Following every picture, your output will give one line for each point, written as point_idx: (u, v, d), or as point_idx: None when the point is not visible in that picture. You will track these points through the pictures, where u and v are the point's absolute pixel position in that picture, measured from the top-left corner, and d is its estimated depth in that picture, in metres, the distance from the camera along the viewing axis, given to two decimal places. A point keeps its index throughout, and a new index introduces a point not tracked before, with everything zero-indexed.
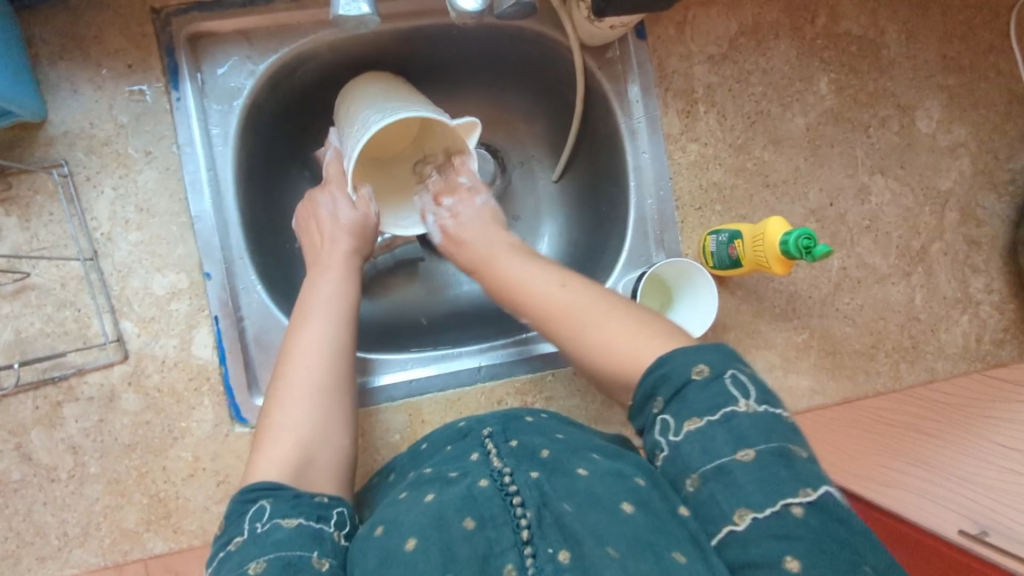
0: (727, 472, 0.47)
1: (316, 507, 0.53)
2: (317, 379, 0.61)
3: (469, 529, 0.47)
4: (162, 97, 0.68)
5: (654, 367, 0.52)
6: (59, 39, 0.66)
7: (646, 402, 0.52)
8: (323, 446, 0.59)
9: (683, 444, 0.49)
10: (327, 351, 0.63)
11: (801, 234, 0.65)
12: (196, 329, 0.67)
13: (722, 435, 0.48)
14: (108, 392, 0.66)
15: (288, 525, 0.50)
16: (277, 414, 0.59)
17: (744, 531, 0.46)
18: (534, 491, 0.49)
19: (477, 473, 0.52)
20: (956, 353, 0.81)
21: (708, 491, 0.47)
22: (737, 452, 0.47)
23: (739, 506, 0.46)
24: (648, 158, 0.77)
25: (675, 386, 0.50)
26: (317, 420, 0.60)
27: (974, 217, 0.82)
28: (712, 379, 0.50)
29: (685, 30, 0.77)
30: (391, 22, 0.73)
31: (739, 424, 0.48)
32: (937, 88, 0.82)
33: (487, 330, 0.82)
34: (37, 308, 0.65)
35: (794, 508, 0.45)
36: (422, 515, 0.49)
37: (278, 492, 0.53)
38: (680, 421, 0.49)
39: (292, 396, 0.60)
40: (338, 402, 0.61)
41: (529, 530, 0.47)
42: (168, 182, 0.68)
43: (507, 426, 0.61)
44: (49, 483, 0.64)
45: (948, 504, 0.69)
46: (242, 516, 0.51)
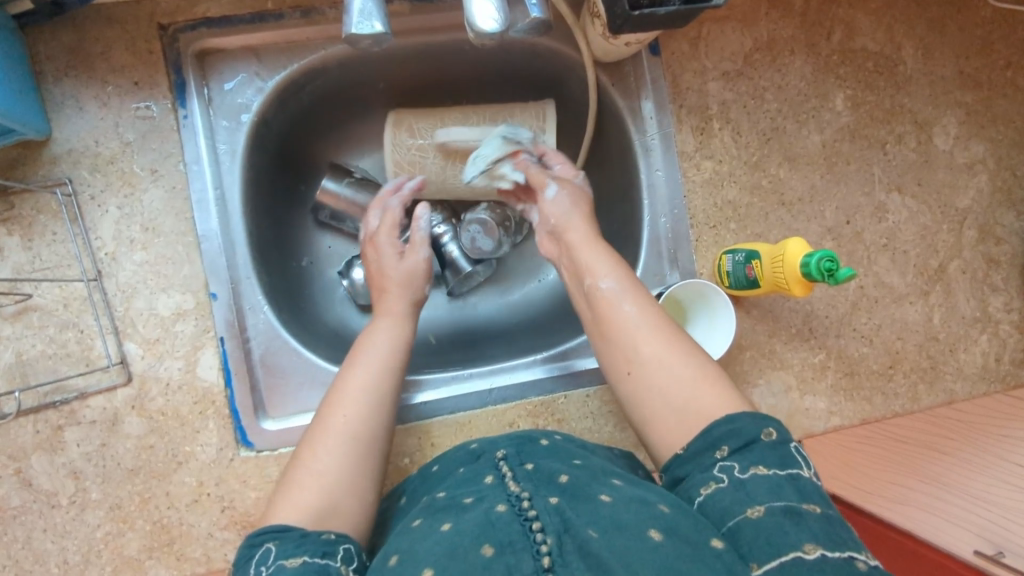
0: (796, 512, 0.48)
1: (322, 545, 0.51)
2: (354, 428, 0.59)
3: (488, 555, 0.45)
4: (168, 114, 0.66)
5: (721, 420, 0.54)
6: (65, 56, 0.65)
7: (707, 449, 0.53)
8: (348, 496, 0.56)
9: (751, 482, 0.50)
10: (373, 403, 0.61)
11: (823, 256, 0.63)
12: (201, 350, 0.66)
13: (791, 486, 0.49)
14: (111, 415, 0.64)
15: (291, 565, 0.48)
16: (314, 457, 0.57)
17: (814, 562, 0.45)
18: (555, 517, 0.48)
19: (493, 499, 0.51)
20: (975, 374, 0.79)
21: (776, 522, 0.47)
22: (805, 502, 0.48)
23: (811, 541, 0.46)
24: (662, 175, 0.76)
25: (744, 441, 0.52)
26: (345, 471, 0.56)
27: (993, 234, 0.81)
28: (780, 442, 0.52)
29: (699, 46, 0.76)
30: (403, 37, 0.71)
31: (804, 483, 0.50)
32: (955, 104, 0.80)
33: (497, 350, 0.81)
34: (39, 329, 0.64)
35: (859, 561, 0.46)
36: (440, 544, 0.47)
37: (284, 534, 0.51)
38: (748, 464, 0.51)
39: (326, 442, 0.58)
40: (371, 459, 0.58)
41: (550, 557, 0.45)
42: (174, 201, 0.66)
43: (521, 449, 0.60)
44: (50, 509, 0.63)
45: (958, 522, 0.73)
46: (249, 561, 0.50)
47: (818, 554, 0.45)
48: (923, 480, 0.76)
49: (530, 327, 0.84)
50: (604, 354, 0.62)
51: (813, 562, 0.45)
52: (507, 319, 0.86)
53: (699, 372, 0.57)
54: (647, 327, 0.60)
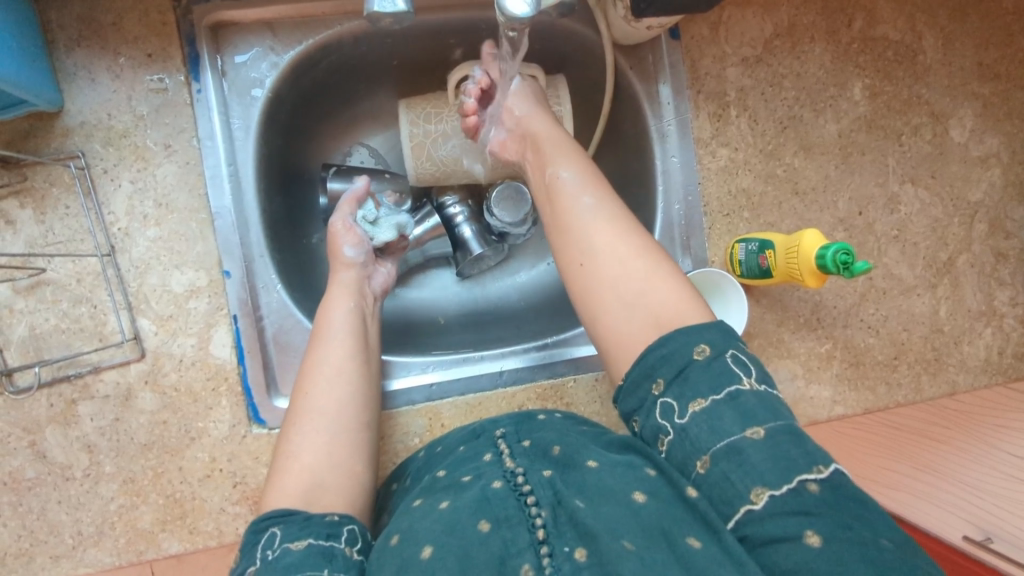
0: (738, 451, 0.47)
1: (327, 526, 0.52)
2: (323, 405, 0.60)
3: (484, 530, 0.47)
4: (182, 88, 0.65)
5: (656, 345, 0.52)
6: (77, 25, 0.63)
7: (643, 381, 0.52)
8: (332, 472, 0.57)
9: (690, 425, 0.49)
10: (337, 381, 0.62)
11: (839, 249, 0.64)
12: (215, 328, 0.66)
13: (729, 414, 0.48)
14: (125, 390, 0.65)
15: (297, 547, 0.49)
16: (288, 438, 0.59)
17: (762, 510, 0.45)
18: (548, 490, 0.50)
19: (490, 475, 0.52)
20: (978, 366, 0.80)
21: (721, 472, 0.47)
22: (746, 430, 0.47)
23: (757, 484, 0.46)
24: (677, 162, 0.76)
25: (677, 368, 0.50)
26: (324, 449, 0.58)
27: (1003, 228, 0.81)
28: (715, 358, 0.50)
29: (719, 32, 0.75)
30: (421, 14, 0.70)
31: (745, 402, 0.48)
32: (972, 96, 0.80)
33: (506, 332, 0.82)
34: (52, 303, 0.64)
35: (810, 484, 0.45)
36: (438, 521, 0.48)
37: (289, 518, 0.52)
38: (684, 403, 0.49)
39: (298, 422, 0.59)
40: (346, 431, 0.60)
41: (544, 529, 0.46)
42: (188, 176, 0.66)
43: (521, 426, 0.61)
44: (64, 481, 0.63)
45: (950, 509, 0.70)
46: (254, 546, 0.51)
47: (767, 496, 0.45)
48: (918, 467, 0.74)
49: (539, 309, 0.85)
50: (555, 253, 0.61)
51: (762, 511, 0.45)
52: (516, 301, 0.86)
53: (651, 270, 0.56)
54: (597, 218, 0.59)
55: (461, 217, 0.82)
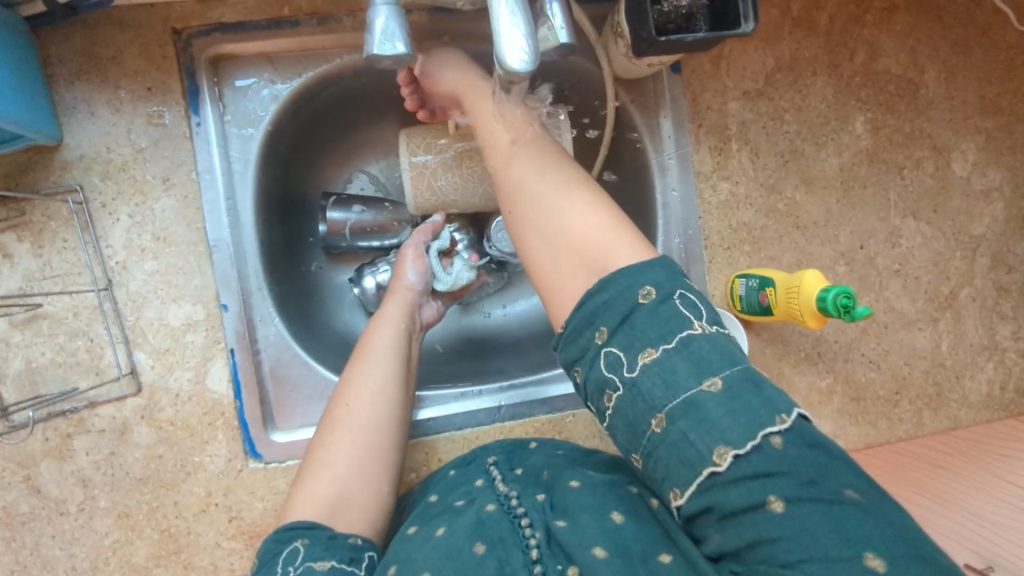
0: (697, 406, 0.44)
1: (349, 549, 0.53)
2: (362, 417, 0.61)
3: (480, 552, 0.49)
4: (182, 121, 0.65)
5: (595, 291, 0.49)
6: (77, 59, 0.63)
7: (587, 330, 0.48)
8: (360, 488, 0.59)
9: (641, 379, 0.46)
10: (379, 396, 0.62)
11: (840, 292, 0.64)
12: (212, 362, 0.66)
13: (682, 364, 0.45)
14: (120, 425, 0.64)
15: (320, 568, 0.50)
16: (321, 448, 0.60)
17: (726, 471, 0.43)
18: (541, 513, 0.52)
19: (484, 499, 0.54)
20: (979, 402, 0.80)
21: (679, 431, 0.44)
22: (701, 382, 0.44)
23: (719, 444, 0.43)
24: (677, 196, 0.75)
25: (621, 316, 0.47)
26: (357, 461, 0.59)
27: (1005, 263, 0.81)
28: (661, 302, 0.47)
29: (721, 65, 0.75)
30: (421, 48, 0.70)
31: (697, 348, 0.45)
32: (974, 129, 0.79)
33: (505, 362, 0.82)
34: (49, 337, 0.63)
35: (774, 438, 0.43)
36: (435, 548, 0.50)
37: (313, 534, 0.53)
38: (633, 354, 0.46)
39: (335, 432, 0.60)
40: (381, 446, 0.61)
41: (538, 549, 0.49)
42: (186, 210, 0.65)
43: (512, 454, 0.63)
44: (58, 516, 0.63)
45: (952, 536, 0.67)
46: (275, 556, 0.52)
47: (730, 457, 0.43)
48: (921, 494, 0.71)
49: (539, 339, 0.84)
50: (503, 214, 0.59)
51: (726, 475, 0.43)
52: (515, 330, 0.86)
53: (575, 201, 0.54)
54: (532, 169, 0.57)
55: (462, 245, 0.80)
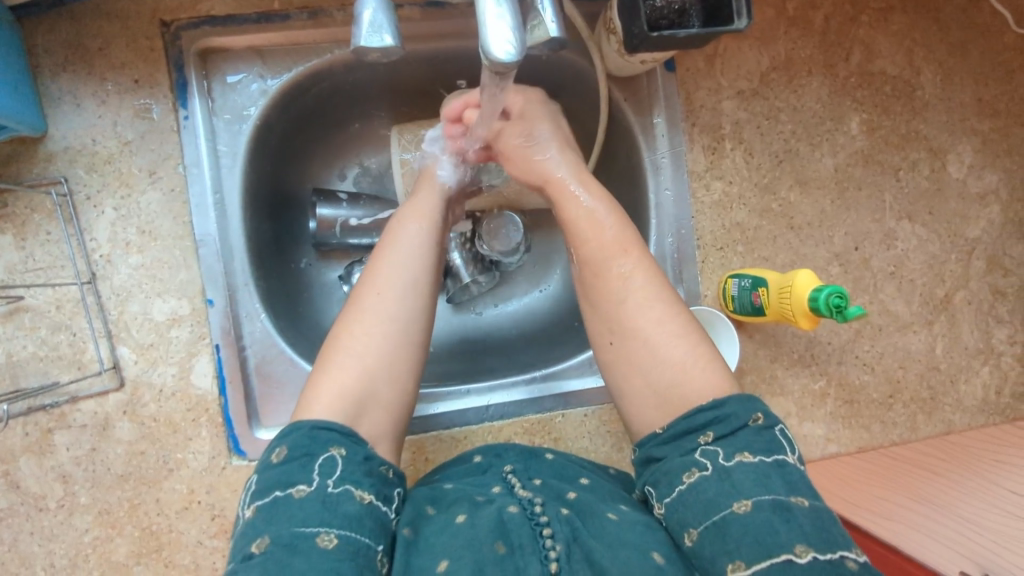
0: (786, 508, 0.48)
1: (382, 484, 0.53)
2: (389, 311, 0.58)
3: (500, 553, 0.48)
4: (169, 114, 0.64)
5: (707, 407, 0.53)
6: (64, 50, 0.63)
7: (692, 429, 0.53)
8: (387, 382, 0.56)
9: (734, 471, 0.50)
10: (410, 291, 0.59)
11: (832, 292, 0.63)
12: (196, 357, 0.65)
13: (777, 476, 0.50)
14: (102, 420, 0.63)
15: (358, 499, 0.50)
16: (347, 338, 0.56)
17: (803, 564, 0.45)
18: (565, 525, 0.50)
19: (504, 501, 0.53)
20: (974, 406, 0.79)
21: (764, 518, 0.47)
22: (793, 495, 0.49)
23: (802, 541, 0.46)
24: (670, 195, 0.75)
25: (731, 427, 0.52)
26: (388, 356, 0.56)
27: (1001, 266, 0.80)
28: (766, 429, 0.53)
29: (715, 64, 0.74)
30: (412, 43, 0.69)
31: (790, 473, 0.50)
32: (971, 132, 0.79)
33: (496, 361, 0.81)
34: (31, 331, 0.63)
35: (849, 561, 0.46)
36: (456, 538, 0.50)
37: (353, 447, 0.52)
38: (733, 451, 0.51)
39: (365, 322, 0.57)
40: (411, 343, 0.58)
41: (558, 563, 0.47)
42: (172, 204, 0.65)
43: (528, 465, 0.61)
44: (37, 512, 0.62)
45: (945, 542, 0.68)
46: (310, 462, 0.51)
47: (809, 556, 0.46)
48: (913, 498, 0.72)
49: (530, 338, 0.83)
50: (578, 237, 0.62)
51: (802, 565, 0.45)
52: (506, 330, 0.85)
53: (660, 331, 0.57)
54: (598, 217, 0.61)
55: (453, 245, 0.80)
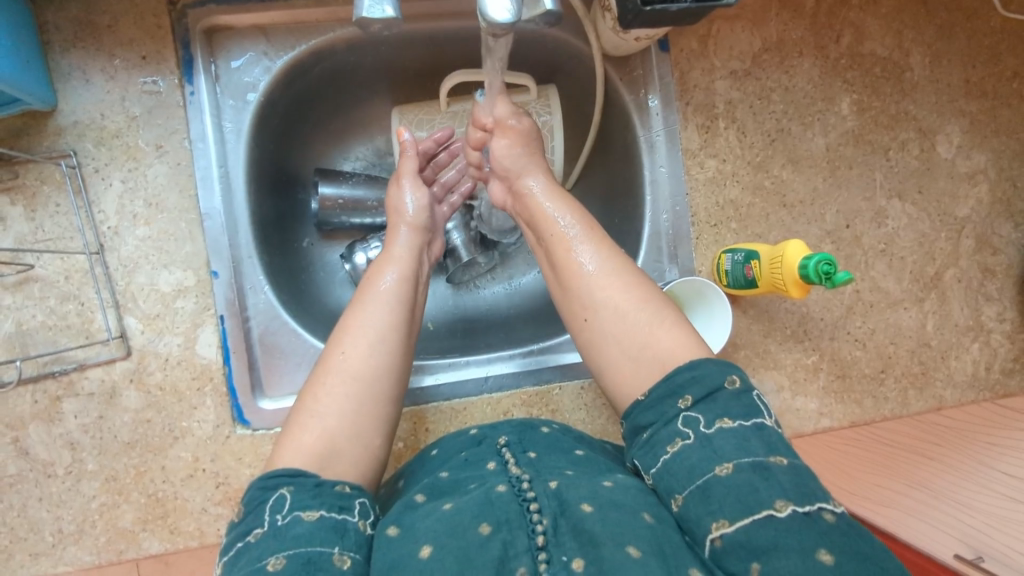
0: (765, 468, 0.49)
1: (337, 498, 0.51)
2: (357, 368, 0.58)
3: (484, 533, 0.48)
4: (176, 90, 0.66)
5: (684, 367, 0.55)
6: (74, 26, 0.65)
7: (669, 396, 0.54)
8: (350, 441, 0.56)
9: (716, 437, 0.51)
10: (375, 347, 0.59)
11: (821, 259, 0.65)
12: (201, 328, 0.66)
13: (756, 440, 0.51)
14: (109, 388, 0.65)
15: (308, 519, 0.49)
16: (309, 398, 0.57)
17: (784, 518, 0.47)
18: (552, 499, 0.51)
19: (494, 481, 0.54)
20: (964, 381, 0.80)
21: (747, 479, 0.49)
22: (771, 456, 0.50)
23: (782, 496, 0.48)
24: (665, 172, 0.76)
25: (709, 391, 0.53)
26: (350, 414, 0.56)
27: (990, 245, 0.82)
28: (742, 391, 0.53)
29: (709, 45, 0.76)
30: (413, 22, 0.71)
31: (769, 434, 0.52)
32: (959, 112, 0.81)
33: (494, 337, 0.82)
34: (40, 300, 0.64)
35: (827, 513, 0.48)
36: (440, 521, 0.50)
37: (298, 480, 0.51)
38: (714, 417, 0.52)
39: (328, 381, 0.57)
40: (375, 401, 0.58)
41: (544, 536, 0.48)
42: (178, 177, 0.66)
43: (522, 436, 0.61)
44: (46, 478, 0.63)
45: (941, 527, 0.67)
46: (262, 504, 0.50)
47: (790, 509, 0.47)
48: (909, 485, 0.72)
49: (528, 316, 0.85)
50: (553, 260, 0.64)
51: (784, 519, 0.47)
52: (505, 308, 0.87)
53: (630, 299, 0.59)
54: (600, 274, 0.61)
55: (451, 225, 0.82)
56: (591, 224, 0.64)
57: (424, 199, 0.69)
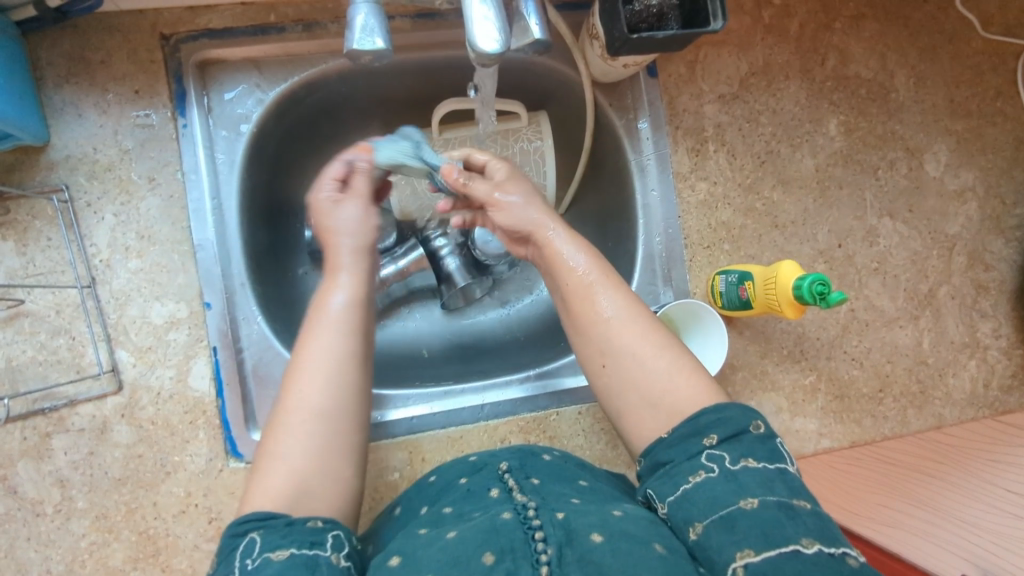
0: (791, 507, 0.49)
1: (309, 533, 0.51)
2: (317, 403, 0.56)
3: (488, 564, 0.46)
4: (168, 123, 0.67)
5: (710, 409, 0.55)
6: (67, 62, 0.65)
7: (696, 434, 0.54)
8: (321, 478, 0.55)
9: (741, 474, 0.51)
10: (333, 377, 0.57)
11: (815, 280, 0.64)
12: (194, 360, 0.66)
13: (781, 482, 0.51)
14: (100, 424, 0.64)
15: (278, 559, 0.48)
16: (275, 441, 0.55)
17: (811, 555, 0.46)
18: (558, 528, 0.49)
19: (499, 509, 0.52)
20: (964, 399, 0.80)
21: (775, 515, 0.48)
22: (796, 497, 0.50)
23: (808, 535, 0.47)
24: (656, 196, 0.77)
25: (733, 430, 0.53)
26: (316, 455, 0.55)
27: (982, 261, 0.82)
28: (768, 437, 0.54)
29: (696, 70, 0.77)
30: (403, 52, 0.71)
31: (793, 479, 0.52)
32: (946, 131, 0.82)
33: (490, 363, 0.81)
34: (30, 335, 0.64)
35: (851, 559, 0.47)
36: (447, 551, 0.48)
37: (268, 522, 0.50)
38: (738, 456, 0.52)
39: (288, 423, 0.55)
40: (339, 434, 0.56)
41: (549, 566, 0.46)
42: (171, 210, 0.66)
43: (524, 462, 0.61)
44: (34, 517, 0.62)
45: (949, 546, 0.78)
46: (232, 552, 0.49)
47: (815, 548, 0.47)
48: (916, 504, 0.81)
49: (523, 341, 0.84)
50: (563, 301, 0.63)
51: (811, 556, 0.46)
52: (499, 333, 0.86)
53: (654, 350, 0.58)
54: (624, 324, 0.60)
55: (446, 250, 0.83)
56: (602, 264, 0.63)
57: (370, 216, 0.66)
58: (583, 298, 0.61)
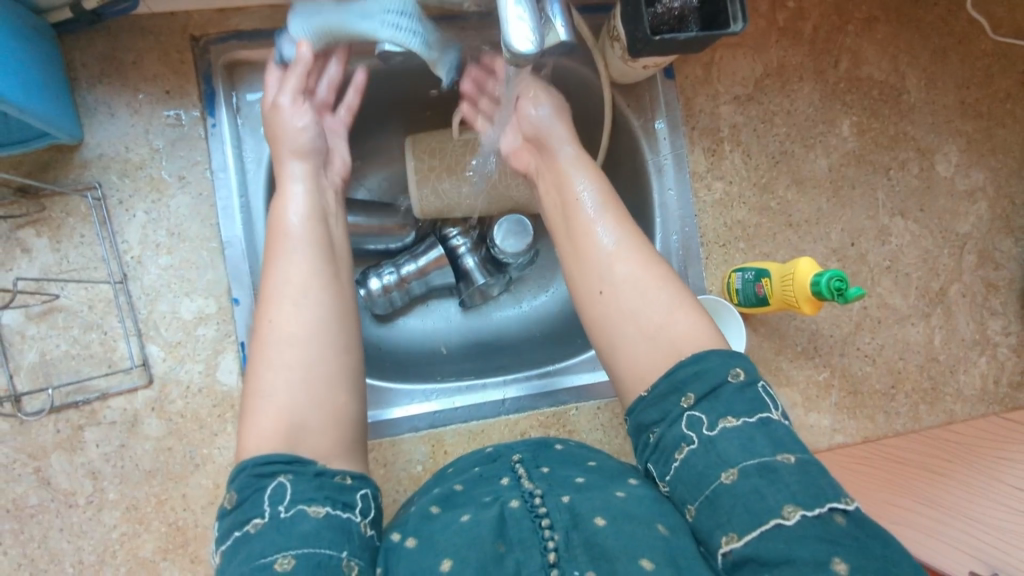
0: (771, 469, 0.49)
1: (338, 490, 0.51)
2: (292, 331, 0.56)
3: (501, 551, 0.49)
4: (197, 123, 0.68)
5: (689, 361, 0.55)
6: (100, 63, 0.66)
7: (674, 393, 0.54)
8: (313, 410, 0.54)
9: (720, 439, 0.51)
10: (301, 302, 0.57)
11: (833, 276, 0.66)
12: (222, 354, 0.67)
13: (761, 437, 0.51)
14: (131, 417, 0.65)
15: (314, 514, 0.49)
16: (261, 374, 0.54)
17: (792, 527, 0.46)
18: (565, 513, 0.51)
19: (508, 495, 0.54)
20: (974, 396, 0.81)
21: (753, 485, 0.49)
22: (777, 454, 0.50)
23: (790, 502, 0.47)
24: (673, 195, 0.78)
25: (711, 387, 0.53)
26: (303, 389, 0.54)
27: (992, 260, 0.83)
28: (747, 384, 0.53)
29: (712, 71, 0.79)
30: None
31: (775, 429, 0.51)
32: (956, 132, 0.83)
33: (509, 360, 0.83)
34: (64, 330, 0.65)
35: (837, 515, 0.47)
36: (457, 534, 0.50)
37: (298, 469, 0.51)
38: (716, 417, 0.52)
39: (267, 355, 0.55)
40: (326, 360, 0.56)
41: (556, 553, 0.49)
42: (200, 207, 0.68)
43: (537, 454, 0.62)
44: (66, 508, 0.63)
45: (956, 544, 0.82)
46: (261, 492, 0.49)
47: (798, 515, 0.47)
48: (916, 501, 0.83)
49: (540, 338, 0.86)
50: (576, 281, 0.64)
51: (793, 527, 0.46)
52: (516, 329, 0.87)
53: (659, 294, 0.59)
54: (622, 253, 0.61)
55: (464, 249, 0.84)
56: (608, 197, 0.64)
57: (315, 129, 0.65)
58: (587, 233, 0.63)
